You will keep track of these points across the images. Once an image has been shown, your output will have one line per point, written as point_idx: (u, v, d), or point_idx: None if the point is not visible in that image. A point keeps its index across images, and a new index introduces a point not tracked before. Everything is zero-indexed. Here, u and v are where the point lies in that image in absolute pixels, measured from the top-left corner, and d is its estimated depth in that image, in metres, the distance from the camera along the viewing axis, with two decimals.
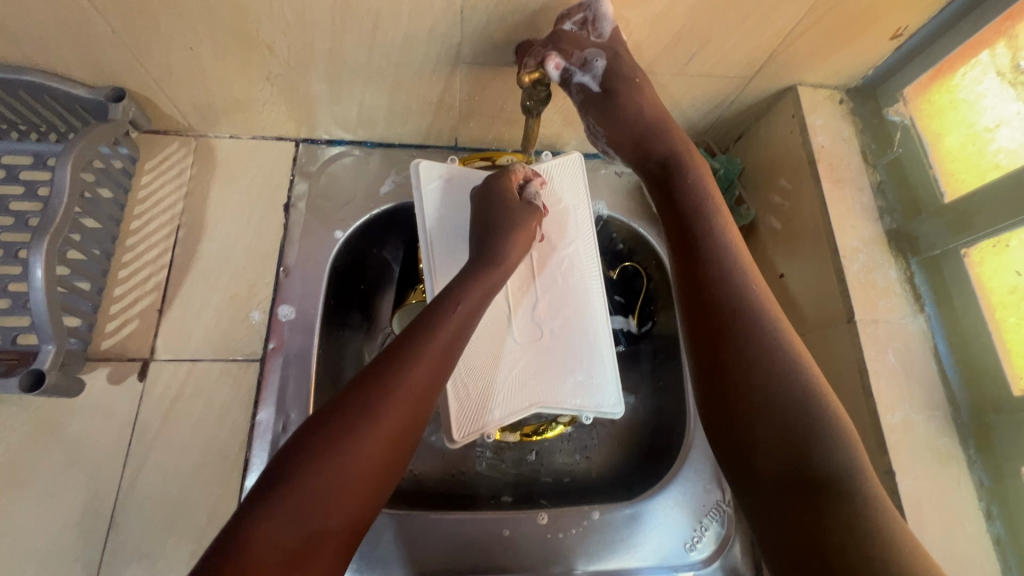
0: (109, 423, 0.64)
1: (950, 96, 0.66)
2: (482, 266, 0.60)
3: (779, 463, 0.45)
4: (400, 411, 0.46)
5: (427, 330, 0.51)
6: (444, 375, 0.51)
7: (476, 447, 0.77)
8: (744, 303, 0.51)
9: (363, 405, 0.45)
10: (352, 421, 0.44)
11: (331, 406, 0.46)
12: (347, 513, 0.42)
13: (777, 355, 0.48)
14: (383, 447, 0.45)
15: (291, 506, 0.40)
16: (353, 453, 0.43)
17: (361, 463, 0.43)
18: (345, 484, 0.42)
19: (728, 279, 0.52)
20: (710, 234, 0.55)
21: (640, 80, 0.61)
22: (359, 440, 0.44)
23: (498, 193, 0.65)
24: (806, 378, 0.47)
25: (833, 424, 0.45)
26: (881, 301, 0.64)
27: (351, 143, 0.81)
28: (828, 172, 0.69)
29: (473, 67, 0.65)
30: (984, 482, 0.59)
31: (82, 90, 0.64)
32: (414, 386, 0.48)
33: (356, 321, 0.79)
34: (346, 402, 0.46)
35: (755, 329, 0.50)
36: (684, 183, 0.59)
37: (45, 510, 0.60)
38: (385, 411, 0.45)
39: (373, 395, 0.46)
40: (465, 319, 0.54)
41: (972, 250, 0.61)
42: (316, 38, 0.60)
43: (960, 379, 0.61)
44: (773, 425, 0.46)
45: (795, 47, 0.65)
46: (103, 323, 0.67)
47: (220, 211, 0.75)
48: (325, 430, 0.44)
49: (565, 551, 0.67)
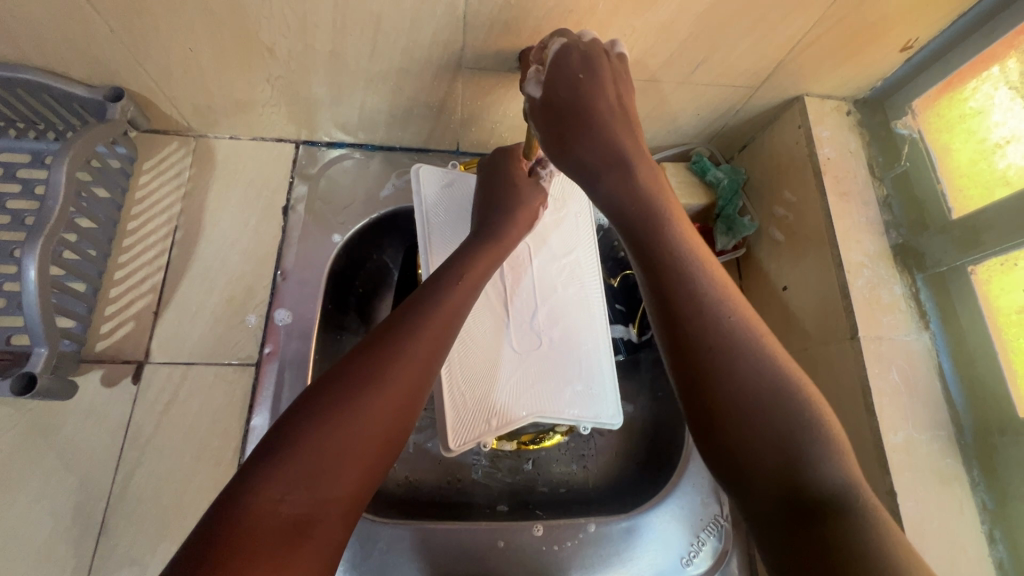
0: (102, 427, 0.63)
1: (960, 110, 0.65)
2: (486, 238, 0.61)
3: (767, 482, 0.39)
4: (408, 374, 0.44)
5: (430, 301, 0.51)
6: (446, 346, 0.49)
7: (471, 454, 0.75)
8: (709, 320, 0.43)
9: (369, 367, 0.43)
10: (358, 384, 0.42)
11: (336, 369, 0.43)
12: (354, 481, 0.39)
13: (756, 374, 0.41)
14: (389, 415, 0.42)
15: (299, 468, 0.38)
16: (361, 417, 0.40)
17: (370, 426, 0.41)
18: (350, 449, 0.39)
19: (694, 292, 0.44)
20: (670, 244, 0.47)
21: (585, 74, 0.53)
22: (364, 403, 0.41)
23: (504, 169, 0.67)
24: (792, 391, 0.41)
25: (824, 439, 0.40)
26: (885, 318, 0.63)
27: (352, 146, 0.80)
28: (834, 185, 0.68)
29: (476, 72, 0.65)
30: (988, 504, 0.58)
31: (80, 89, 0.63)
32: (419, 351, 0.46)
33: (353, 324, 0.77)
34: (349, 367, 0.43)
35: (726, 342, 0.43)
36: (637, 190, 0.51)
37: (36, 513, 0.59)
38: (392, 375, 0.43)
39: (381, 358, 0.44)
40: (467, 291, 0.54)
41: (980, 267, 0.60)
42: (317, 41, 0.59)
43: (964, 398, 0.60)
44: (755, 449, 0.40)
45: (803, 57, 0.64)
46: (98, 324, 0.66)
47: (218, 213, 0.74)
48: (332, 391, 0.41)
49: (560, 564, 0.67)
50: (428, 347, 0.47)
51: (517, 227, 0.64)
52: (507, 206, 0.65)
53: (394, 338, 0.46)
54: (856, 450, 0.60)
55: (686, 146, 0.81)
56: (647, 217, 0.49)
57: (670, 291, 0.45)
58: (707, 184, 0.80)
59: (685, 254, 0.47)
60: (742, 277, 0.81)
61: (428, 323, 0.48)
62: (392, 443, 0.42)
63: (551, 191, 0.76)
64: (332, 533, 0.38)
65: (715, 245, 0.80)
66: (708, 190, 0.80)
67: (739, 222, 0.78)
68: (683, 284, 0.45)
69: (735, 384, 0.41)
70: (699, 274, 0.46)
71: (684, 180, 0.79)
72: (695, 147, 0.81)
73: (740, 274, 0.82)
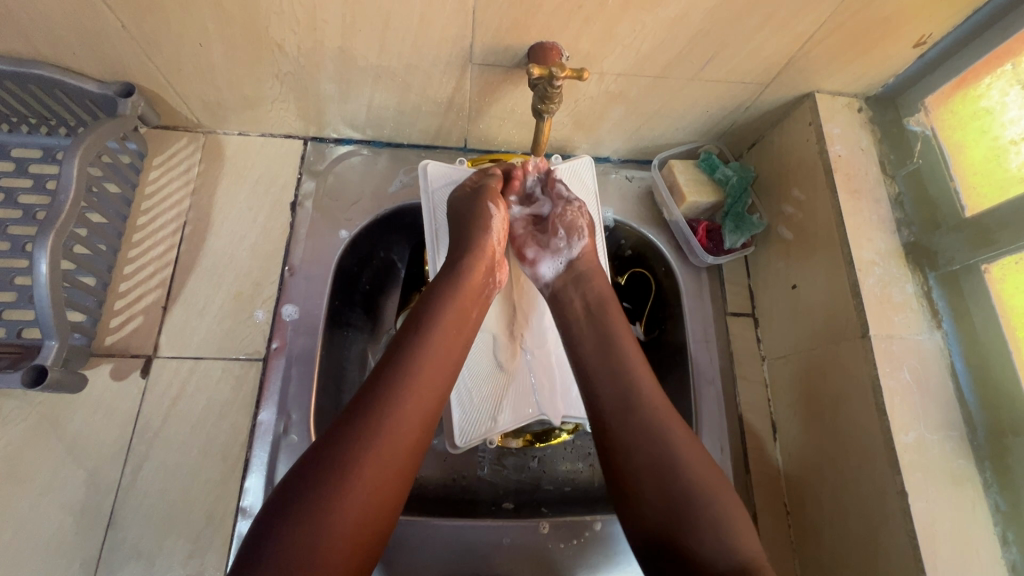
0: (110, 420, 0.64)
1: (973, 107, 0.64)
2: (459, 277, 0.59)
3: (654, 532, 0.48)
4: (382, 460, 0.44)
5: (407, 367, 0.50)
6: (429, 412, 0.49)
7: (478, 452, 0.76)
8: (639, 398, 0.54)
9: (344, 450, 0.44)
10: (338, 466, 0.43)
11: (307, 460, 0.44)
12: (339, 571, 0.40)
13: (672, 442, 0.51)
14: (374, 495, 0.43)
15: (275, 569, 0.38)
16: (343, 503, 0.42)
17: (346, 520, 0.42)
18: (333, 537, 0.41)
19: (626, 379, 0.55)
20: (613, 337, 0.60)
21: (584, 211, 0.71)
22: (345, 488, 0.42)
23: (463, 209, 0.65)
24: (705, 469, 0.49)
25: (726, 505, 0.48)
26: (896, 317, 0.62)
27: (359, 142, 0.80)
28: (845, 182, 0.67)
29: (484, 69, 0.64)
30: (1000, 506, 0.56)
31: (91, 85, 0.64)
32: (396, 432, 0.46)
33: (360, 320, 0.79)
34: (329, 450, 0.44)
35: (653, 417, 0.52)
36: (591, 291, 0.64)
37: (45, 504, 0.60)
38: (371, 454, 0.44)
39: (361, 434, 0.45)
40: (444, 354, 0.53)
41: (993, 266, 0.59)
42: (327, 37, 0.59)
43: (977, 398, 0.59)
44: (665, 511, 0.48)
45: (814, 54, 0.64)
46: (108, 318, 0.67)
47: (227, 209, 0.75)
48: (312, 477, 0.42)
49: (564, 563, 0.66)
50: (412, 413, 0.48)
51: (486, 244, 0.63)
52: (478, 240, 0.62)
53: (366, 420, 0.45)
54: (867, 452, 0.59)
55: (695, 144, 0.81)
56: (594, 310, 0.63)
57: (616, 376, 0.56)
58: (717, 182, 0.79)
59: (621, 347, 0.58)
60: (751, 276, 0.81)
61: (406, 399, 0.48)
62: (376, 527, 0.44)
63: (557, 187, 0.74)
64: None
65: (723, 243, 0.78)
66: (717, 188, 0.78)
67: (748, 220, 0.77)
68: (620, 369, 0.56)
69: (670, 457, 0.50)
70: (631, 362, 0.57)
71: (693, 177, 0.78)
72: (703, 145, 0.81)
73: (749, 273, 0.81)
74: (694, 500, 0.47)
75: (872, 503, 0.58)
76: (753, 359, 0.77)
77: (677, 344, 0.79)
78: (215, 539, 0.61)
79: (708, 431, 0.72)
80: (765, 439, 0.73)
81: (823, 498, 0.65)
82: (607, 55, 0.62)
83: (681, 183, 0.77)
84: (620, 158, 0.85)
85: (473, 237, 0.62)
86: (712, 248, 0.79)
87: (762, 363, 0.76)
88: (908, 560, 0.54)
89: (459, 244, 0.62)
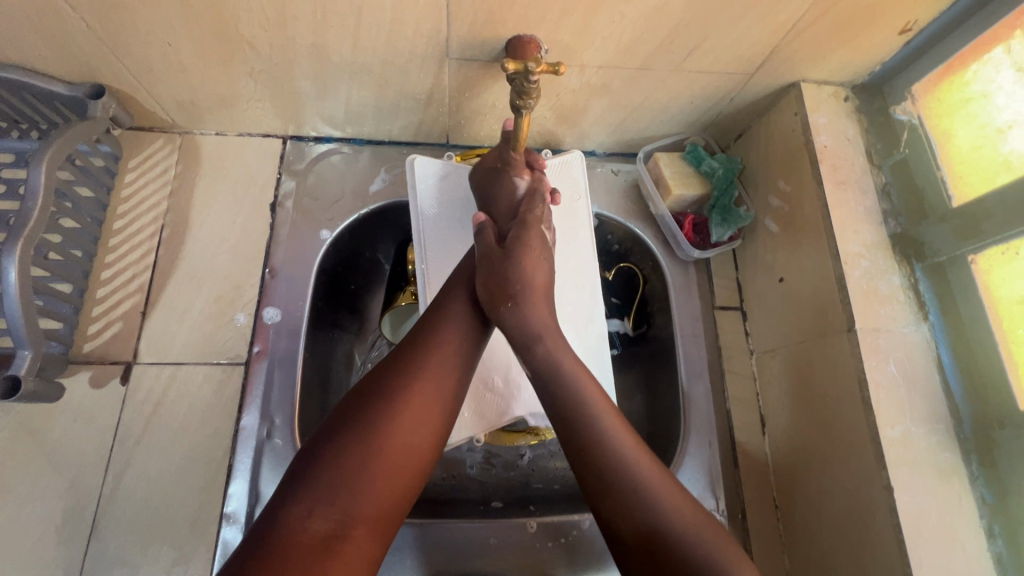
0: (91, 428, 0.63)
1: (961, 93, 0.63)
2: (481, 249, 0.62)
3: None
4: (424, 400, 0.49)
5: (444, 323, 0.54)
6: (465, 363, 0.53)
7: (467, 449, 0.76)
8: (626, 477, 0.47)
9: (386, 389, 0.48)
10: (382, 402, 0.47)
11: (349, 403, 0.48)
12: (380, 499, 0.44)
13: (664, 522, 0.45)
14: (413, 434, 0.47)
15: (321, 484, 0.43)
16: (388, 434, 0.46)
17: (385, 456, 0.45)
18: (377, 465, 0.45)
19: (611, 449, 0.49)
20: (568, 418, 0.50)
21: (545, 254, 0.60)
22: (389, 422, 0.46)
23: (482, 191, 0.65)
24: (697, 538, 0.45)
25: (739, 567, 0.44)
26: (883, 310, 0.61)
27: (339, 140, 0.79)
28: (831, 173, 0.66)
29: (461, 63, 0.63)
30: (987, 499, 0.56)
31: (59, 86, 0.62)
32: (432, 380, 0.50)
33: (346, 321, 0.79)
34: (374, 387, 0.49)
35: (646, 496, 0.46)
36: (542, 362, 0.54)
37: (26, 516, 0.59)
38: (414, 392, 0.49)
39: (404, 376, 0.50)
40: (476, 315, 0.57)
41: (980, 257, 0.59)
42: (298, 33, 0.58)
43: (964, 391, 0.59)
44: None
45: (798, 42, 0.62)
46: (85, 325, 0.66)
47: (204, 211, 0.73)
48: (361, 410, 0.47)
49: (553, 561, 0.66)
50: (447, 362, 0.52)
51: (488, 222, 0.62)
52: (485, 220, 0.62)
53: (408, 365, 0.51)
54: (854, 446, 0.59)
55: (680, 136, 0.80)
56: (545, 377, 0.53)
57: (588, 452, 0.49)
58: (702, 175, 0.78)
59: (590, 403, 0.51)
60: (739, 269, 0.80)
61: (442, 353, 0.52)
62: (415, 462, 0.47)
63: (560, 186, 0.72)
64: (365, 539, 0.43)
65: (711, 236, 0.77)
66: (703, 180, 0.77)
67: (734, 213, 0.76)
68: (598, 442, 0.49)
69: (660, 533, 0.45)
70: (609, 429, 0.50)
71: (679, 171, 0.77)
72: (689, 136, 0.80)
73: (737, 265, 0.80)
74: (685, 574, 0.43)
75: (859, 496, 0.58)
76: (742, 353, 0.76)
77: (664, 338, 0.79)
78: (200, 546, 0.61)
79: (697, 426, 0.72)
80: (754, 435, 0.72)
81: (810, 492, 0.65)
82: (588, 47, 0.61)
83: (667, 176, 0.76)
84: (605, 151, 0.83)
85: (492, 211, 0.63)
86: (699, 241, 0.78)
87: (751, 357, 0.76)
88: (894, 553, 0.54)
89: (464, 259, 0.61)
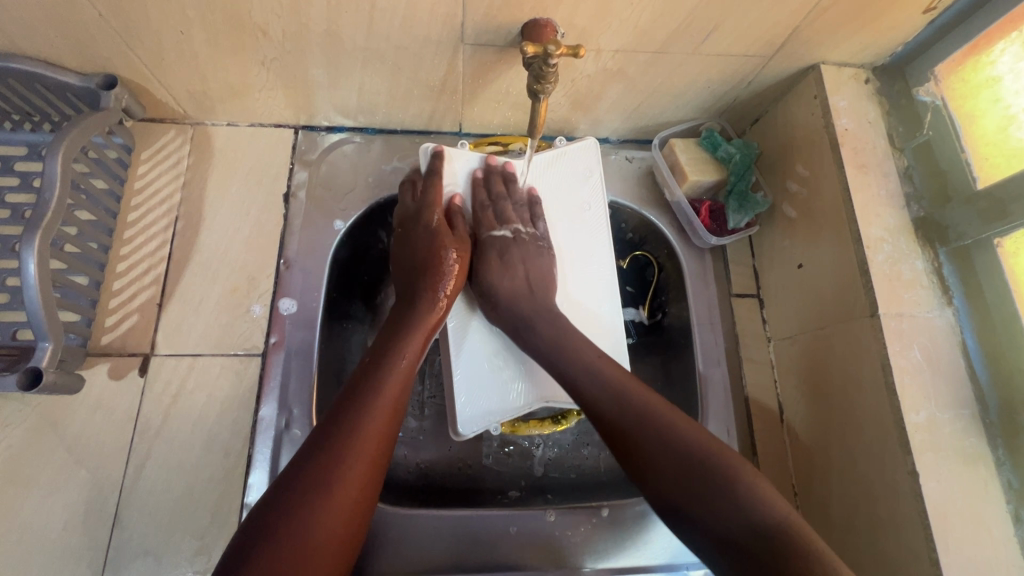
0: (111, 420, 0.63)
1: (983, 75, 0.62)
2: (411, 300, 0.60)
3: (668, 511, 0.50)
4: (354, 477, 0.47)
5: (373, 386, 0.52)
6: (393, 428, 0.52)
7: (482, 439, 0.76)
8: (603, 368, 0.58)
9: (318, 469, 0.46)
10: (311, 485, 0.45)
11: (278, 487, 0.45)
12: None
13: (673, 432, 0.52)
14: (344, 512, 0.46)
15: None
16: (316, 521, 0.44)
17: (318, 541, 0.44)
18: (309, 551, 0.43)
19: (595, 366, 0.58)
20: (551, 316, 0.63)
21: (517, 258, 0.65)
22: (315, 508, 0.44)
23: (423, 223, 0.64)
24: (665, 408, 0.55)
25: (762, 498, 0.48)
26: (906, 295, 0.60)
27: (351, 129, 0.78)
28: (852, 157, 0.65)
29: (476, 49, 0.62)
30: (1013, 484, 0.55)
31: (71, 77, 0.62)
32: (364, 452, 0.48)
33: (359, 312, 0.78)
34: (301, 468, 0.46)
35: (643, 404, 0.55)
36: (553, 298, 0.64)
37: (49, 507, 0.59)
38: (344, 472, 0.46)
39: (334, 455, 0.47)
40: (403, 376, 0.54)
41: (1005, 240, 0.58)
42: (312, 20, 0.57)
43: (990, 376, 0.58)
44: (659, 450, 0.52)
45: (818, 23, 0.61)
46: (103, 317, 0.66)
47: (218, 202, 0.73)
48: (286, 496, 0.44)
49: (573, 550, 0.66)
50: (380, 430, 0.50)
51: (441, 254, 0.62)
52: (434, 252, 0.62)
53: (339, 436, 0.48)
54: (877, 432, 0.58)
55: (696, 122, 0.79)
56: (537, 313, 0.62)
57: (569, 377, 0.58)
58: (719, 160, 0.76)
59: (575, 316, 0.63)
60: (755, 256, 0.79)
61: (371, 416, 0.50)
62: (344, 539, 0.46)
63: (571, 179, 0.72)
64: None
65: (728, 223, 0.76)
66: (719, 166, 0.76)
67: (752, 198, 0.75)
68: (574, 366, 0.58)
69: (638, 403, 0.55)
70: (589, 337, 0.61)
71: (695, 157, 0.76)
72: (705, 122, 0.79)
73: (753, 252, 0.79)
74: (704, 476, 0.49)
75: (881, 482, 0.58)
76: (759, 340, 0.76)
77: (680, 326, 0.78)
78: (222, 535, 0.61)
79: (714, 415, 0.71)
80: (772, 423, 0.72)
81: (830, 479, 0.64)
82: (605, 31, 0.60)
83: (683, 162, 0.75)
84: (619, 138, 0.82)
85: (425, 254, 0.62)
86: (715, 228, 0.77)
87: (768, 344, 0.75)
88: (919, 538, 0.53)
89: (407, 267, 0.64)
